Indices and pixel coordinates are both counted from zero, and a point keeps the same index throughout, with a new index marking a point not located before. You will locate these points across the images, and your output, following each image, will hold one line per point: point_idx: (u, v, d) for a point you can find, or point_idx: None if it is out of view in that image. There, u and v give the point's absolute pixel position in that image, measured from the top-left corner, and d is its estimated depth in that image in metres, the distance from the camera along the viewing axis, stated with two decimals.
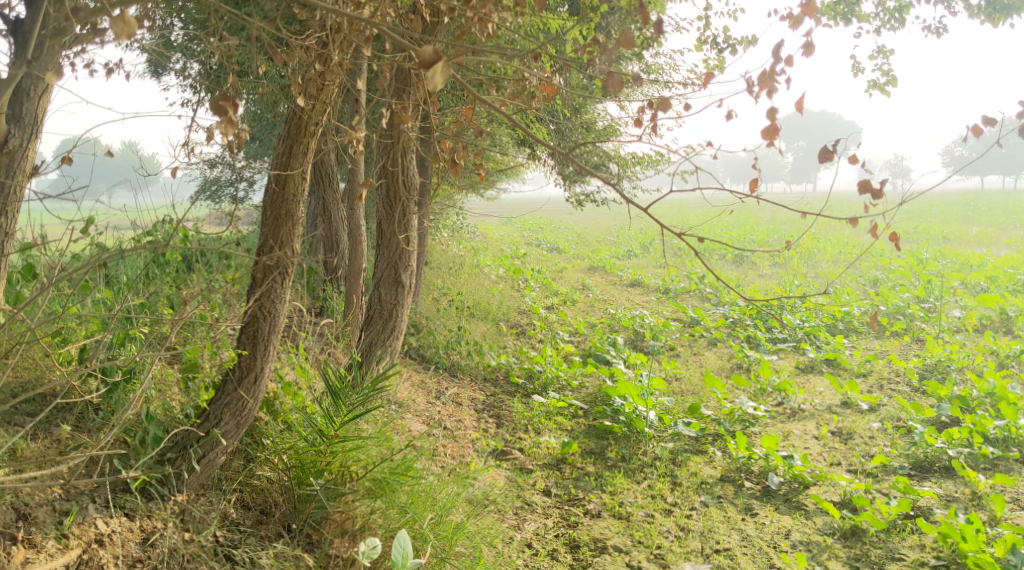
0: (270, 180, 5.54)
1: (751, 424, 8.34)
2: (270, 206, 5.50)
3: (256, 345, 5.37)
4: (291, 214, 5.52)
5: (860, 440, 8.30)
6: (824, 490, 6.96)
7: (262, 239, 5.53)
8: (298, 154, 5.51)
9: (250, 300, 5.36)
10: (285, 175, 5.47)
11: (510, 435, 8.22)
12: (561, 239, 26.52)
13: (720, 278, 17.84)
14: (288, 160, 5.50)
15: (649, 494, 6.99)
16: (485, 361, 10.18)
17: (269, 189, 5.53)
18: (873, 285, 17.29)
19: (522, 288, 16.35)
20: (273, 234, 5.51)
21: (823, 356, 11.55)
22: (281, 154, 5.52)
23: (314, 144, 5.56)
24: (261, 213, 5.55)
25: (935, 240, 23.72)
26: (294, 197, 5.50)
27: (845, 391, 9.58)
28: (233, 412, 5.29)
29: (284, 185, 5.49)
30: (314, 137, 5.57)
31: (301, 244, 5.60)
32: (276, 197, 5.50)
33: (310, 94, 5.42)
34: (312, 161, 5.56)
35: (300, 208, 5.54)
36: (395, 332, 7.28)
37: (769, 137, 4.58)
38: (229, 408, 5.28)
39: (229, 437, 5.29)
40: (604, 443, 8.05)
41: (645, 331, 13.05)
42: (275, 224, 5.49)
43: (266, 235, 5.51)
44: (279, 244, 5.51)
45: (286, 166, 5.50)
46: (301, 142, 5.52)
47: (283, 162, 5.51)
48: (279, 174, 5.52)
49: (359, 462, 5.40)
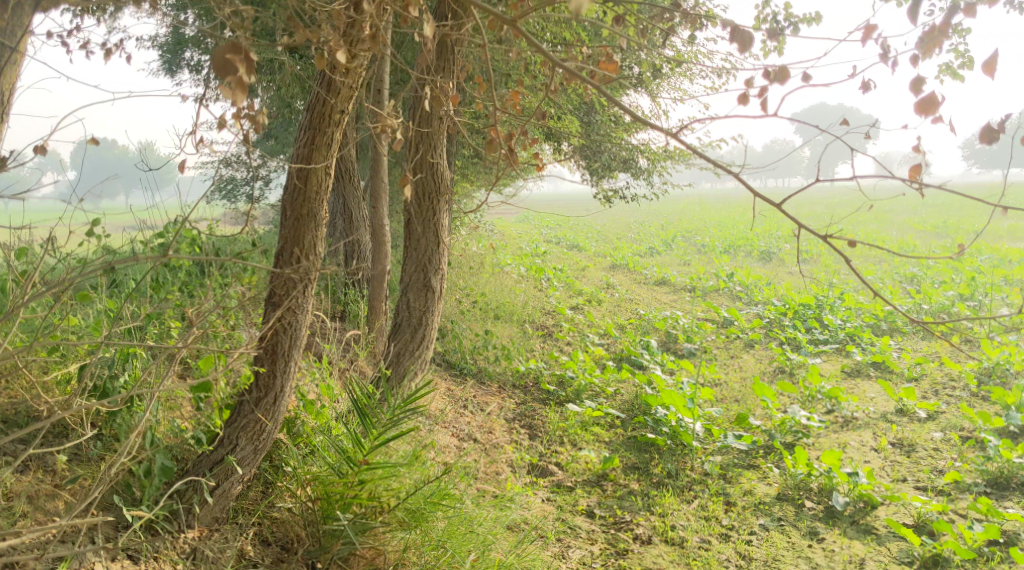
0: (290, 178, 5.02)
1: (804, 435, 7.74)
2: (291, 206, 4.99)
3: (276, 361, 4.83)
4: (315, 214, 5.00)
5: (924, 452, 7.71)
6: (894, 511, 6.43)
7: (282, 242, 5.00)
8: (321, 148, 4.97)
9: (270, 312, 4.82)
10: (307, 170, 4.94)
11: (545, 447, 7.66)
12: (580, 237, 25.86)
13: (750, 276, 17.19)
14: (311, 153, 4.97)
15: (703, 517, 6.45)
16: (513, 367, 9.62)
17: (290, 188, 5.00)
18: (913, 282, 16.63)
19: (546, 287, 15.73)
20: (293, 238, 4.99)
21: (869, 359, 10.94)
22: (302, 147, 4.99)
23: (340, 135, 5.00)
24: (281, 214, 5.03)
25: (969, 235, 23.08)
26: (317, 195, 4.97)
27: (901, 397, 8.96)
28: (249, 437, 4.78)
29: (306, 183, 4.97)
30: (339, 127, 5.01)
31: (326, 248, 5.08)
32: (298, 196, 4.98)
33: (337, 77, 4.87)
34: (336, 153, 5.01)
35: (324, 208, 5.02)
36: (425, 341, 6.72)
37: (933, 110, 3.87)
38: (245, 432, 4.76)
39: (246, 464, 4.78)
40: (647, 456, 7.47)
41: (678, 333, 12.44)
42: (298, 226, 4.97)
43: (287, 238, 4.99)
44: (300, 248, 4.99)
45: (308, 160, 4.97)
46: (326, 133, 4.97)
47: (304, 154, 4.97)
48: (300, 170, 4.99)
49: (392, 490, 4.86)
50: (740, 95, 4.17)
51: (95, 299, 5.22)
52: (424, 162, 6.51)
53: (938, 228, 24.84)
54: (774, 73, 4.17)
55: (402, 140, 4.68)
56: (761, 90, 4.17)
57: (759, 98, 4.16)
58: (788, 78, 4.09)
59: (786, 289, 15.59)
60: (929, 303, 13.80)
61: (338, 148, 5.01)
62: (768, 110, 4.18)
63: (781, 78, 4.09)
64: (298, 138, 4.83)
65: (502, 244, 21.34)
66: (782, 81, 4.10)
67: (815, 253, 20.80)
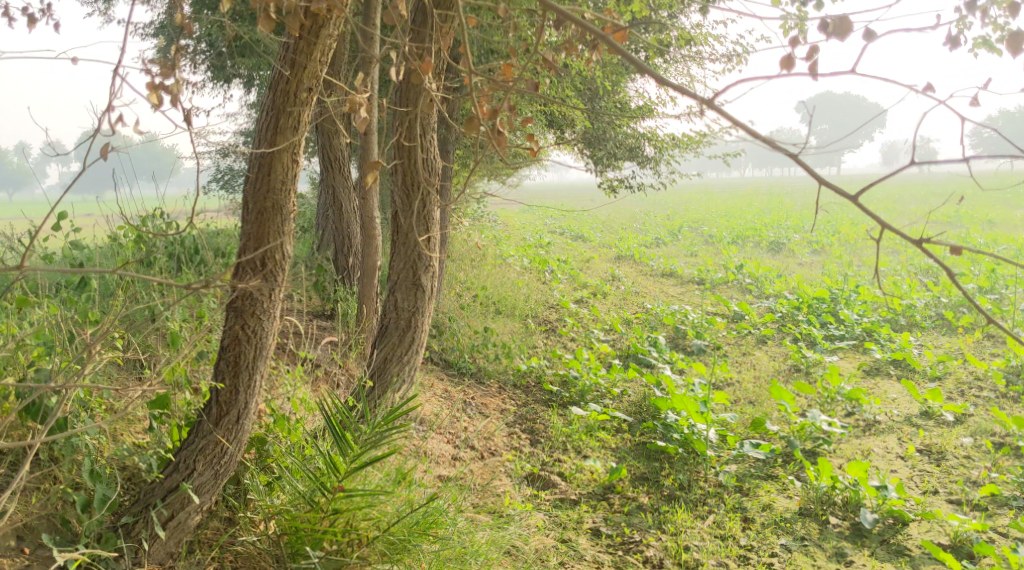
0: (251, 169, 4.56)
1: (825, 442, 7.20)
2: (253, 199, 4.52)
3: (238, 375, 4.48)
4: (280, 208, 4.55)
5: (955, 461, 7.17)
6: (927, 529, 5.92)
7: (243, 237, 4.56)
8: (286, 132, 4.52)
9: (230, 322, 4.45)
10: (270, 156, 4.50)
11: (548, 455, 7.14)
12: (585, 227, 25.28)
13: (759, 268, 16.62)
14: (274, 137, 4.51)
15: (719, 536, 5.94)
16: (515, 366, 9.08)
17: (253, 179, 4.54)
18: (927, 275, 16.09)
19: (549, 280, 15.21)
20: (257, 236, 4.54)
21: (889, 357, 10.40)
22: (263, 131, 4.53)
23: (306, 116, 4.55)
24: (242, 208, 4.57)
25: (983, 225, 22.56)
26: (282, 186, 4.53)
27: (925, 399, 8.43)
28: (207, 461, 4.41)
29: (269, 173, 4.52)
30: (306, 106, 4.55)
31: (294, 245, 4.63)
32: (261, 187, 4.52)
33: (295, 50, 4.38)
34: (304, 135, 4.56)
35: (291, 200, 4.57)
36: (414, 346, 6.14)
37: None
38: (203, 455, 4.39)
39: (204, 492, 4.41)
40: (657, 466, 6.96)
41: (687, 329, 11.88)
42: (261, 221, 4.51)
43: (249, 236, 4.54)
44: (263, 245, 4.54)
45: (272, 145, 4.52)
46: (290, 115, 4.51)
47: (266, 138, 4.52)
48: (263, 158, 4.53)
49: (371, 520, 4.43)
50: (786, 58, 3.59)
51: (40, 301, 4.70)
52: (408, 143, 5.95)
53: (949, 218, 24.26)
54: (829, 28, 3.59)
55: (372, 118, 4.21)
56: (812, 48, 3.61)
57: (808, 59, 3.60)
58: (849, 32, 3.51)
59: (799, 282, 15.02)
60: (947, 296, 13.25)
61: (304, 132, 4.57)
62: (819, 74, 3.62)
63: (842, 33, 3.52)
64: (258, 123, 4.38)
65: (504, 234, 20.74)
66: (842, 36, 3.53)
67: (826, 245, 20.21)
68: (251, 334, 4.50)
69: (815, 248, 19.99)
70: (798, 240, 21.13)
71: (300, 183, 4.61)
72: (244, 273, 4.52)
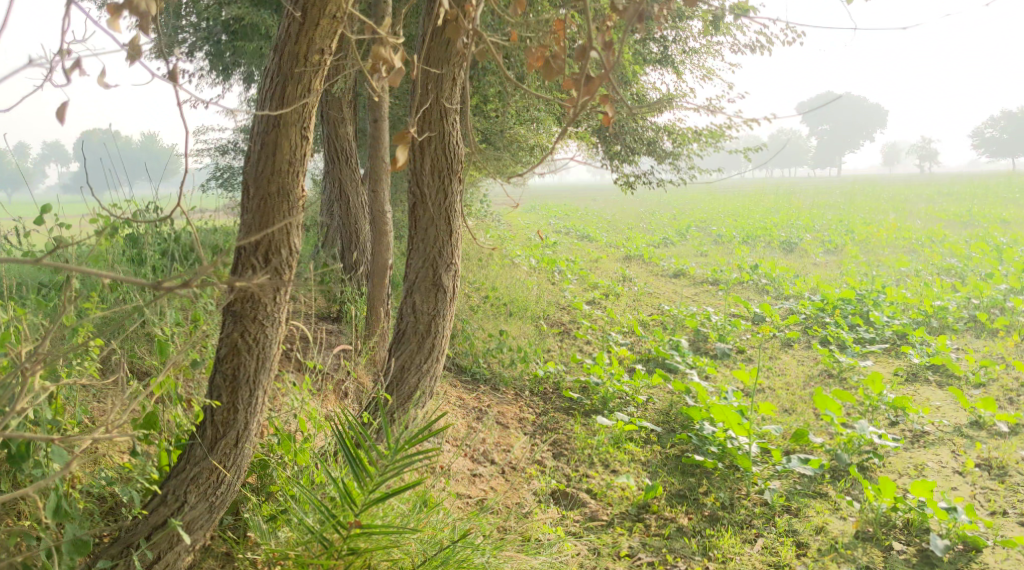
0: (254, 147, 4.08)
1: (876, 456, 6.58)
2: (256, 183, 4.04)
3: (236, 391, 3.96)
4: (288, 193, 4.08)
5: (1020, 477, 6.59)
6: (1004, 558, 5.44)
7: (244, 229, 4.07)
8: (295, 102, 4.03)
9: (226, 331, 3.94)
10: (277, 132, 4.01)
11: (573, 469, 6.52)
12: (590, 226, 24.61)
13: (776, 268, 15.96)
14: (281, 109, 4.02)
15: (772, 565, 5.46)
16: (531, 371, 8.43)
17: (256, 160, 4.06)
18: (952, 275, 15.46)
19: (559, 280, 14.60)
20: (260, 225, 4.07)
21: (927, 361, 9.76)
22: (268, 101, 4.04)
23: (317, 82, 4.06)
24: (243, 192, 4.09)
25: (1000, 224, 21.98)
26: (289, 167, 4.04)
27: (975, 408, 7.77)
28: (200, 492, 3.92)
29: (274, 151, 4.04)
30: (316, 73, 4.05)
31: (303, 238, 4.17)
32: (265, 169, 4.03)
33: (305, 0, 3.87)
34: (314, 107, 4.07)
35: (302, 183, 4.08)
36: (434, 353, 5.54)
37: None
38: (195, 485, 3.91)
39: (197, 528, 3.92)
40: (694, 482, 6.35)
41: (709, 331, 11.26)
42: (265, 210, 4.03)
43: (250, 226, 4.06)
44: (268, 238, 4.04)
45: (278, 118, 4.03)
46: (299, 82, 4.01)
47: (271, 112, 4.02)
48: (267, 133, 4.04)
49: (392, 561, 3.99)
50: None
51: (8, 305, 4.13)
52: (429, 125, 5.34)
53: (963, 217, 23.58)
54: None
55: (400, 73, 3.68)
56: None
57: None
58: None
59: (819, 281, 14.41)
60: (979, 296, 12.60)
61: (315, 102, 4.08)
62: None
63: None
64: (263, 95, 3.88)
65: (508, 234, 20.07)
66: None
67: (841, 245, 19.57)
68: (250, 345, 3.97)
69: (829, 247, 19.36)
70: (810, 240, 20.51)
71: (309, 164, 4.13)
72: (247, 267, 4.06)
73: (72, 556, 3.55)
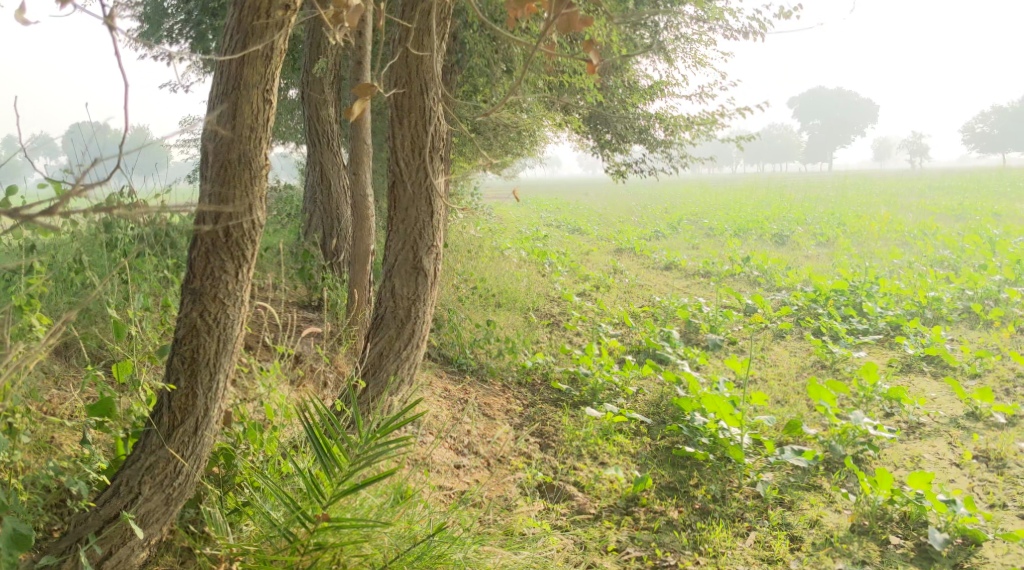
0: (213, 112, 3.89)
1: (872, 448, 6.39)
2: (215, 151, 3.85)
3: (196, 376, 3.86)
4: (249, 160, 3.89)
5: (1019, 469, 6.42)
6: (1004, 552, 5.27)
7: (202, 201, 3.88)
8: (256, 62, 3.84)
9: (183, 316, 3.86)
10: (236, 97, 3.83)
11: (561, 461, 6.31)
12: (582, 220, 24.43)
13: (768, 259, 15.76)
14: (241, 71, 3.84)
15: (765, 560, 5.28)
16: (519, 362, 8.21)
17: (215, 126, 3.87)
18: (945, 267, 15.30)
19: (550, 272, 14.40)
20: (219, 196, 3.87)
21: (921, 352, 9.58)
22: (226, 62, 3.85)
23: (281, 40, 3.87)
24: (201, 162, 3.90)
25: (992, 216, 21.84)
26: (251, 133, 3.86)
27: (972, 399, 7.57)
28: (156, 483, 3.81)
29: (235, 116, 3.85)
30: (277, 31, 3.85)
31: (266, 212, 3.97)
32: (224, 135, 3.85)
33: None
34: (276, 68, 3.89)
35: (263, 151, 3.91)
36: (414, 340, 5.33)
37: None
38: (150, 476, 3.79)
39: (152, 522, 3.81)
40: (684, 474, 6.16)
41: (701, 323, 11.07)
42: (224, 179, 3.84)
43: (208, 197, 3.86)
44: (228, 209, 3.87)
45: (238, 80, 3.85)
46: (260, 40, 3.82)
47: (231, 76, 3.84)
48: (226, 96, 3.85)
49: (363, 557, 3.80)
50: None
51: None
52: (409, 100, 5.13)
53: (955, 211, 23.42)
54: None
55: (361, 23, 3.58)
56: None
57: None
58: None
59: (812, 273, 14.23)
60: (973, 288, 12.41)
61: (278, 63, 3.90)
62: None
63: None
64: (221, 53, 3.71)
65: (499, 227, 19.85)
66: None
67: (833, 237, 19.40)
68: (209, 327, 3.87)
69: (821, 240, 19.20)
70: (802, 232, 20.37)
71: (272, 130, 3.95)
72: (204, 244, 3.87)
73: (12, 552, 3.42)
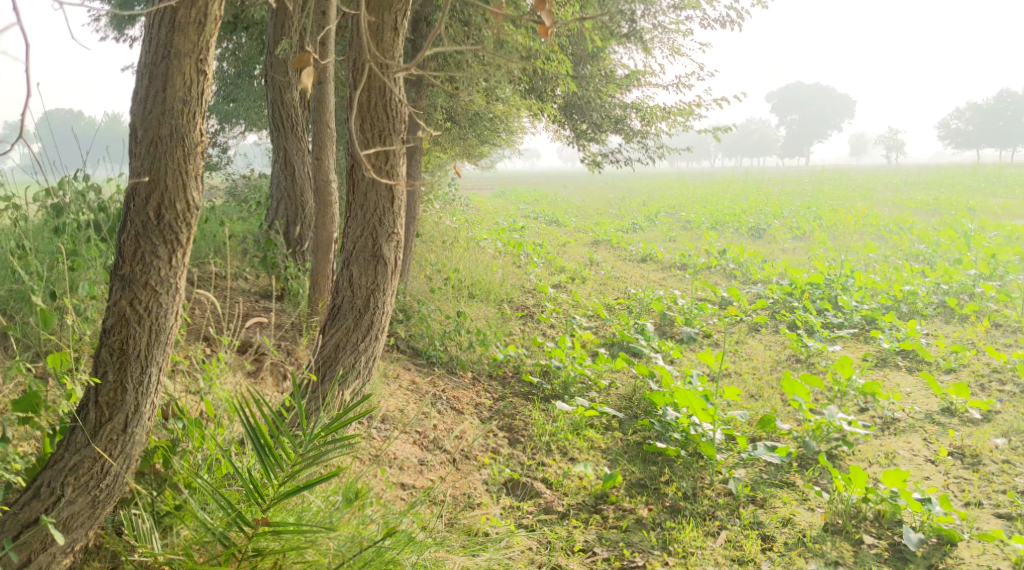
0: (143, 83, 3.92)
1: (846, 444, 6.24)
2: (145, 125, 3.88)
3: (125, 369, 3.89)
4: (182, 137, 3.92)
5: (995, 467, 6.30)
6: (980, 552, 5.16)
7: (133, 177, 3.91)
8: (189, 29, 3.88)
9: (111, 307, 3.89)
10: (168, 68, 3.87)
11: (530, 457, 6.13)
12: (560, 212, 24.24)
13: (744, 252, 15.62)
14: (172, 39, 3.87)
15: (736, 560, 5.13)
16: (490, 354, 8.00)
17: (146, 98, 3.90)
18: (920, 261, 15.25)
19: (525, 264, 14.20)
20: (150, 173, 3.90)
21: (897, 346, 9.47)
22: (157, 30, 3.87)
23: (215, 8, 3.91)
24: (131, 137, 3.92)
25: (968, 211, 21.84)
26: (183, 106, 3.89)
27: (948, 394, 7.44)
28: (80, 485, 3.79)
29: (166, 86, 3.88)
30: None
31: (200, 190, 4.02)
32: (155, 107, 3.88)
33: None
34: (209, 36, 3.93)
35: (197, 127, 3.95)
36: (372, 332, 5.14)
37: None
38: (74, 478, 3.77)
39: (76, 526, 3.78)
40: (655, 471, 6.00)
41: (676, 315, 10.91)
42: (156, 154, 3.88)
43: (140, 175, 3.89)
44: (160, 182, 3.90)
45: (170, 48, 3.88)
46: (192, 6, 3.86)
47: (163, 43, 3.87)
48: (157, 66, 3.88)
49: (307, 563, 3.72)
50: None
51: None
52: (367, 79, 4.95)
53: (930, 206, 23.39)
54: None
55: None
56: None
57: None
58: None
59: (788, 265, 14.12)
60: (948, 282, 12.34)
61: (211, 30, 3.93)
62: None
63: None
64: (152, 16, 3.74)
65: (476, 218, 19.60)
66: None
67: (809, 231, 19.32)
68: (139, 317, 3.90)
69: (797, 233, 19.12)
70: (779, 225, 20.29)
71: (206, 103, 3.98)
72: (136, 221, 3.90)
73: None
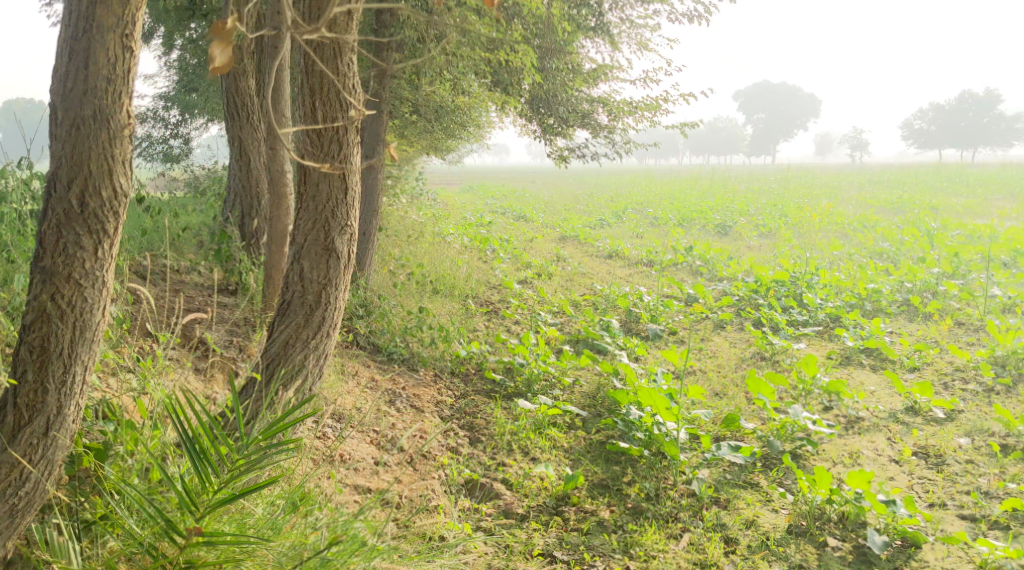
0: (62, 59, 3.75)
1: (811, 443, 6.16)
2: (66, 106, 3.72)
3: (45, 368, 3.77)
4: (107, 119, 3.77)
5: (958, 467, 6.25)
6: (944, 555, 5.09)
7: (55, 161, 3.75)
8: (111, 3, 3.72)
9: (33, 299, 3.76)
10: (89, 42, 3.71)
11: (490, 457, 5.98)
12: (527, 207, 24.09)
13: (710, 248, 15.56)
14: (94, 12, 3.71)
15: (697, 564, 5.04)
16: (453, 351, 7.83)
17: (66, 76, 3.73)
18: (885, 259, 15.28)
19: (491, 259, 14.04)
20: (73, 158, 3.74)
21: (861, 344, 9.44)
22: (78, 3, 3.71)
23: None
24: (52, 119, 3.76)
25: (931, 209, 21.97)
26: (107, 85, 3.74)
27: (912, 393, 7.37)
28: None
29: (88, 62, 3.72)
30: None
31: (128, 175, 3.86)
32: (77, 85, 3.71)
33: None
34: (134, 9, 3.77)
35: (124, 109, 3.80)
36: (324, 329, 4.97)
37: None
38: None
39: None
40: (617, 471, 5.87)
41: (641, 311, 10.80)
42: (79, 136, 3.72)
43: (62, 159, 3.74)
44: (83, 164, 3.74)
45: (91, 20, 3.72)
46: None
47: (84, 16, 3.71)
48: (78, 41, 3.72)
49: None
50: None
51: None
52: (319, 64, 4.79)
53: (894, 204, 23.54)
54: None
55: None
56: None
57: None
58: None
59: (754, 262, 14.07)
60: (912, 279, 12.35)
61: (136, 4, 3.77)
62: None
63: None
64: None
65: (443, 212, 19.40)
66: None
67: (775, 227, 19.33)
68: (63, 311, 3.78)
69: (763, 230, 19.12)
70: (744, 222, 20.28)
71: (134, 82, 3.83)
72: (59, 206, 3.75)
73: None
